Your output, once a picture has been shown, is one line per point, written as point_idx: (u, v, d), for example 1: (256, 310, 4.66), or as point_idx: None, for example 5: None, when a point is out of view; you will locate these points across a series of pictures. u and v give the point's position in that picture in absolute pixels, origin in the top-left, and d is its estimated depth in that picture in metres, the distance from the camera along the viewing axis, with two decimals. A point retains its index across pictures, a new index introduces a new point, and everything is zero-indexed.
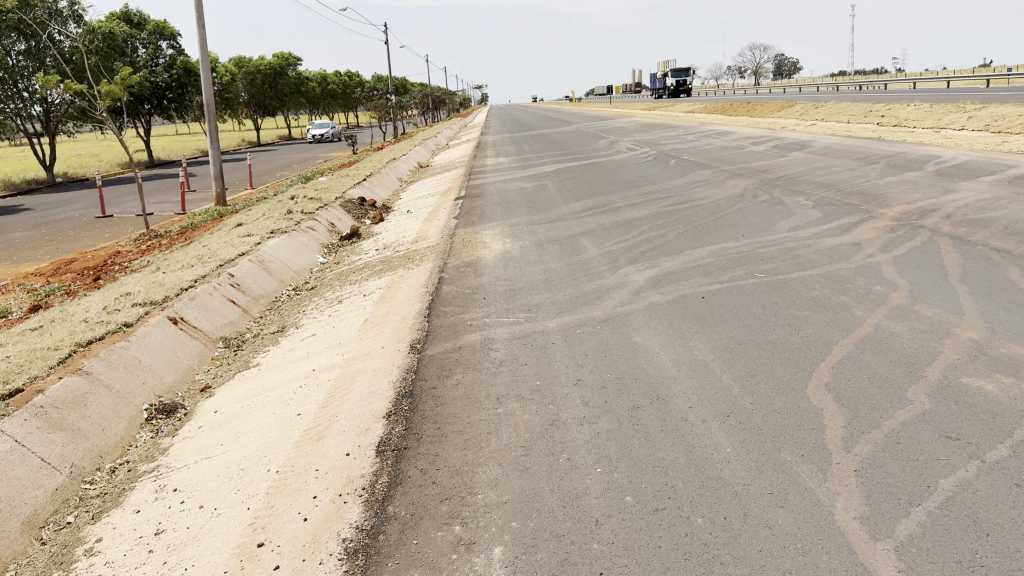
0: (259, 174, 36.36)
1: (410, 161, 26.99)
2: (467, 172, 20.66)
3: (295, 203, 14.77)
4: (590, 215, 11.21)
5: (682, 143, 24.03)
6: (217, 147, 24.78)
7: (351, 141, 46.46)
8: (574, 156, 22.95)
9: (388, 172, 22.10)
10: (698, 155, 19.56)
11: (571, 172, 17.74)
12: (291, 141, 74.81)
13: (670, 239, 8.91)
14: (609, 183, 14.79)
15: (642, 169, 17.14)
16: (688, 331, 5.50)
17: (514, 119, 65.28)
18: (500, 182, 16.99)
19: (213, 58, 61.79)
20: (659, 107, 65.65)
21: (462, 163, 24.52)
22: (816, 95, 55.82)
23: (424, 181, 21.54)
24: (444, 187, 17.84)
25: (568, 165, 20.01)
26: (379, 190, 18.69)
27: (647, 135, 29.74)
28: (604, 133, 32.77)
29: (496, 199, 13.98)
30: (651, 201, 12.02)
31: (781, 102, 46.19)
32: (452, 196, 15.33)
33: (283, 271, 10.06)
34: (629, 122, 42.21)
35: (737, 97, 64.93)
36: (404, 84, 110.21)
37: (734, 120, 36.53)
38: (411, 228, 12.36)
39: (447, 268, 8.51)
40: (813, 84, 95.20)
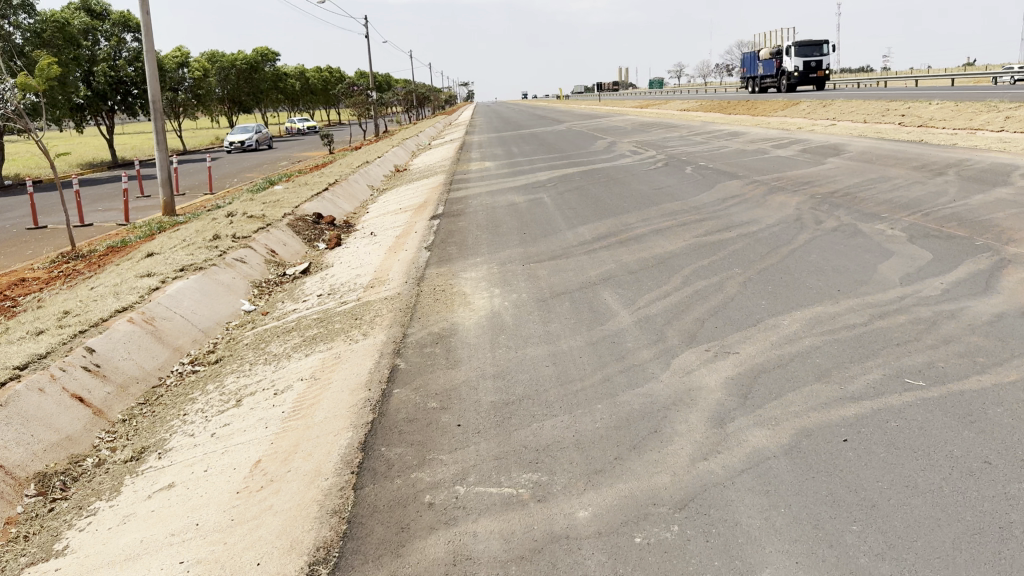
0: (223, 177, 33.37)
1: (386, 165, 24.06)
2: (449, 179, 17.81)
3: (230, 222, 11.87)
4: (606, 248, 8.46)
5: (691, 146, 21.28)
6: (165, 149, 21.80)
7: (327, 140, 43.58)
8: (571, 160, 20.17)
9: (357, 178, 19.23)
10: (717, 161, 16.84)
11: (569, 182, 14.94)
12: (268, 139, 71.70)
13: (732, 296, 6.17)
14: (619, 198, 12.04)
15: (655, 179, 14.40)
16: (864, 563, 2.72)
17: (501, 118, 62.11)
18: (485, 194, 14.20)
19: (183, 53, 58.59)
20: (651, 105, 63.28)
21: (443, 167, 21.68)
22: (821, 93, 52.93)
23: (399, 190, 18.63)
24: (419, 200, 14.92)
25: (565, 172, 17.22)
26: (342, 202, 15.80)
27: (649, 136, 26.94)
28: (600, 133, 30.08)
29: (481, 219, 11.18)
30: (681, 227, 9.29)
31: (789, 100, 43.22)
32: (428, 214, 12.45)
33: (181, 334, 7.23)
34: (625, 120, 39.70)
35: (736, 96, 61.99)
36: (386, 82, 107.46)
37: (739, 119, 33.96)
38: (371, 260, 9.52)
39: (406, 341, 5.68)
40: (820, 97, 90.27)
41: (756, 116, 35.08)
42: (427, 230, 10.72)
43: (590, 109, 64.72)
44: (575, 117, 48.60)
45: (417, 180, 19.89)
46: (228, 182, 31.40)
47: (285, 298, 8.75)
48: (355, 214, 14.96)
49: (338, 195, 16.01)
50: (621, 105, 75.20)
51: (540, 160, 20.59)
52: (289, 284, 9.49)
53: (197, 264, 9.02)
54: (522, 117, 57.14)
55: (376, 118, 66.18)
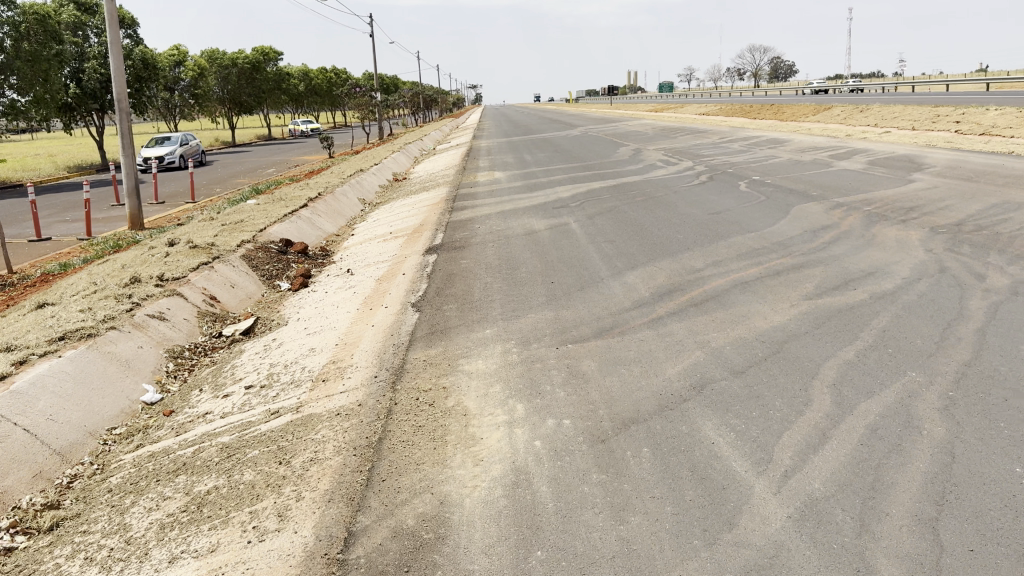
0: (210, 183, 30.76)
1: (383, 174, 21.33)
2: (453, 192, 15.08)
3: (165, 255, 9.11)
4: (677, 314, 5.75)
5: (731, 155, 18.59)
6: (130, 154, 19.13)
7: (327, 142, 41.01)
8: (594, 170, 17.51)
9: (347, 189, 16.48)
10: (773, 175, 14.14)
11: (599, 200, 12.23)
12: (269, 142, 69.07)
13: (943, 449, 3.47)
14: (671, 227, 9.33)
15: (706, 198, 11.68)
16: None
17: (512, 121, 59.42)
18: (497, 215, 11.50)
19: (179, 50, 56.03)
20: (667, 109, 60.35)
21: (447, 177, 18.93)
22: (852, 99, 50.01)
23: (395, 204, 15.87)
24: (416, 220, 12.15)
25: (592, 185, 14.52)
26: (324, 223, 13.05)
27: (678, 143, 24.19)
28: (620, 139, 27.38)
29: (493, 255, 8.47)
30: (777, 279, 6.58)
31: (818, 105, 40.42)
32: (424, 243, 9.65)
33: (9, 468, 4.44)
34: (643, 125, 36.93)
35: (760, 100, 59.08)
36: (392, 83, 104.91)
37: (772, 124, 31.13)
38: (338, 319, 6.75)
39: (351, 551, 2.95)
40: (854, 100, 84.40)
41: (790, 122, 32.28)
42: (421, 269, 7.97)
43: (605, 112, 61.94)
44: (590, 121, 45.89)
45: (417, 192, 17.14)
46: (215, 189, 28.77)
47: (208, 383, 5.99)
48: (337, 240, 12.20)
49: (319, 214, 13.27)
50: (634, 108, 72.36)
51: (557, 170, 17.93)
52: (223, 355, 6.74)
53: (85, 328, 6.27)
54: (534, 121, 54.44)
55: (381, 120, 63.50)
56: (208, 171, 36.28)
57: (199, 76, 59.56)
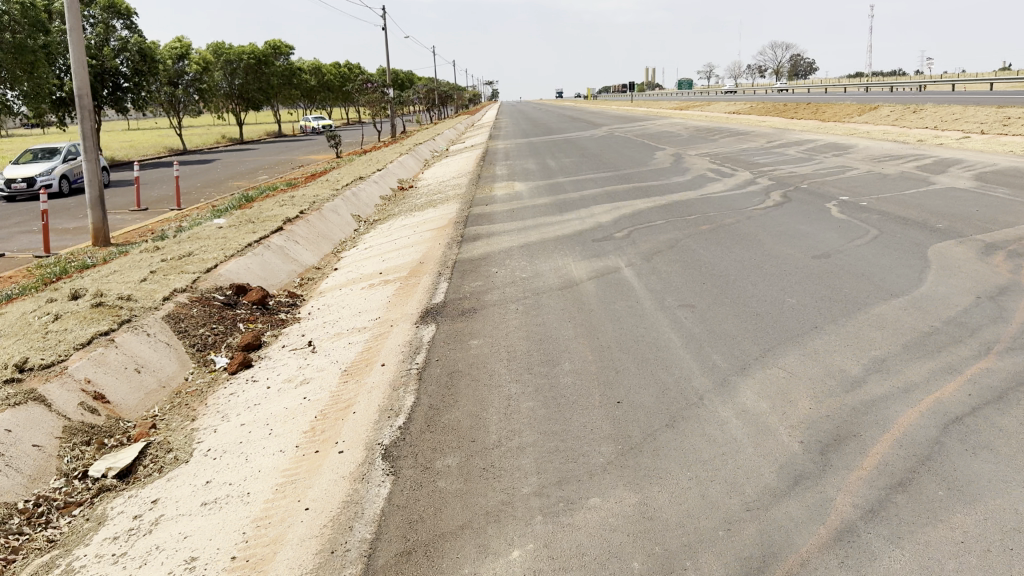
0: (204, 187, 28.27)
1: (387, 182, 18.65)
2: (465, 210, 12.32)
3: (53, 319, 6.43)
4: (873, 513, 3.06)
5: (792, 165, 15.72)
6: (94, 158, 16.29)
7: (333, 141, 38.52)
8: (633, 180, 14.72)
9: (339, 203, 13.81)
10: (863, 194, 11.35)
11: (652, 228, 9.48)
12: (278, 139, 66.72)
13: None
14: (770, 281, 6.60)
15: (794, 229, 8.91)
16: None
17: (530, 119, 56.49)
18: (519, 248, 8.80)
19: (183, 43, 53.64)
20: (691, 107, 57.38)
21: (459, 186, 16.21)
22: (896, 97, 46.65)
23: (395, 222, 13.13)
24: (416, 251, 9.40)
25: (637, 203, 11.76)
26: (302, 253, 10.36)
27: (721, 147, 21.30)
28: (653, 141, 24.63)
29: (518, 326, 5.76)
30: (1010, 413, 3.84)
31: (860, 104, 37.47)
32: (420, 297, 6.91)
33: None
34: (673, 125, 34.19)
35: (794, 98, 55.75)
36: (406, 79, 102.45)
37: (818, 125, 28.26)
38: (263, 466, 4.03)
39: None
40: (887, 99, 81.00)
41: (839, 123, 29.21)
42: (408, 356, 5.23)
43: (628, 110, 58.74)
44: (614, 120, 42.90)
45: (423, 206, 14.36)
46: (207, 194, 26.23)
47: None
48: (314, 278, 9.51)
49: (296, 242, 10.55)
50: (659, 105, 69.08)
51: (587, 181, 15.17)
52: (73, 524, 4.05)
53: None
54: (552, 119, 51.56)
55: (393, 118, 60.79)
56: (204, 174, 33.75)
57: (204, 71, 57.12)
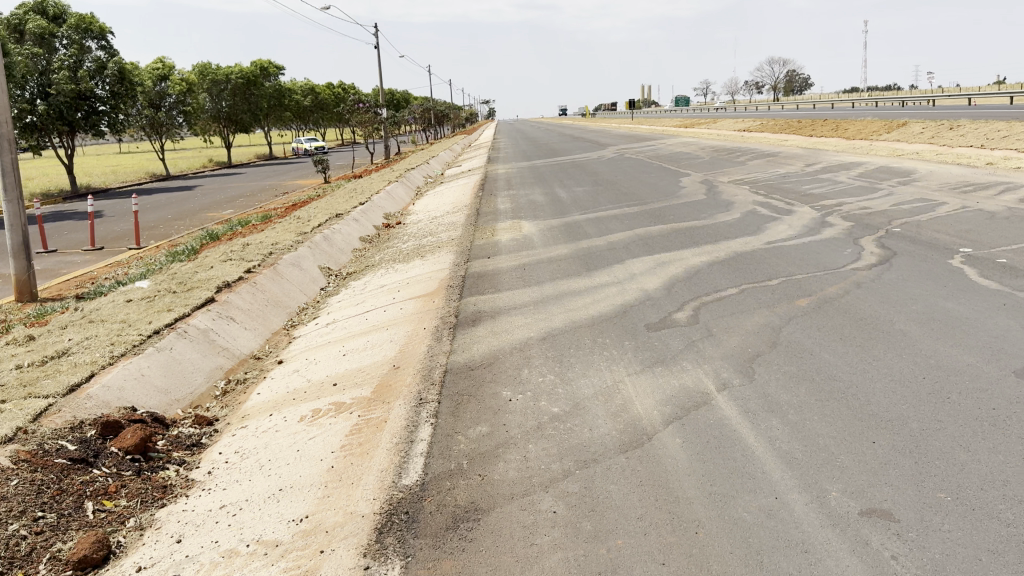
0: (174, 221, 25.56)
1: (370, 219, 15.84)
2: (460, 265, 9.48)
3: None
4: None
5: (858, 196, 12.87)
6: (15, 199, 13.26)
7: (320, 166, 35.87)
8: (668, 219, 11.90)
9: (303, 253, 11.00)
10: (988, 243, 8.52)
11: (727, 302, 6.66)
12: (267, 162, 64.13)
13: None
14: (990, 436, 3.80)
15: (939, 308, 6.08)
16: None
17: (530, 139, 53.96)
18: (540, 339, 5.98)
19: (165, 64, 51.11)
20: (698, 124, 54.98)
21: (454, 226, 13.41)
22: (919, 113, 43.94)
23: (371, 278, 10.28)
24: (391, 340, 6.55)
25: (687, 254, 8.93)
26: (235, 338, 7.53)
27: (754, 172, 18.51)
28: (673, 165, 21.90)
29: (563, 568, 2.93)
30: None
31: (886, 120, 34.85)
32: (383, 460, 4.07)
33: None
34: (687, 144, 31.54)
35: (807, 115, 53.11)
36: (402, 100, 100.26)
37: (852, 143, 25.55)
38: None
39: None
40: (896, 115, 78.68)
41: (873, 142, 26.46)
42: None
43: (631, 129, 55.99)
44: (620, 140, 40.18)
45: (408, 254, 11.51)
46: (174, 229, 23.45)
47: None
48: (245, 382, 6.67)
49: (228, 322, 7.71)
50: (663, 123, 66.41)
51: (610, 219, 12.36)
52: None
53: None
54: (554, 139, 48.88)
55: (386, 139, 58.23)
56: (180, 205, 31.07)
57: (187, 92, 54.58)
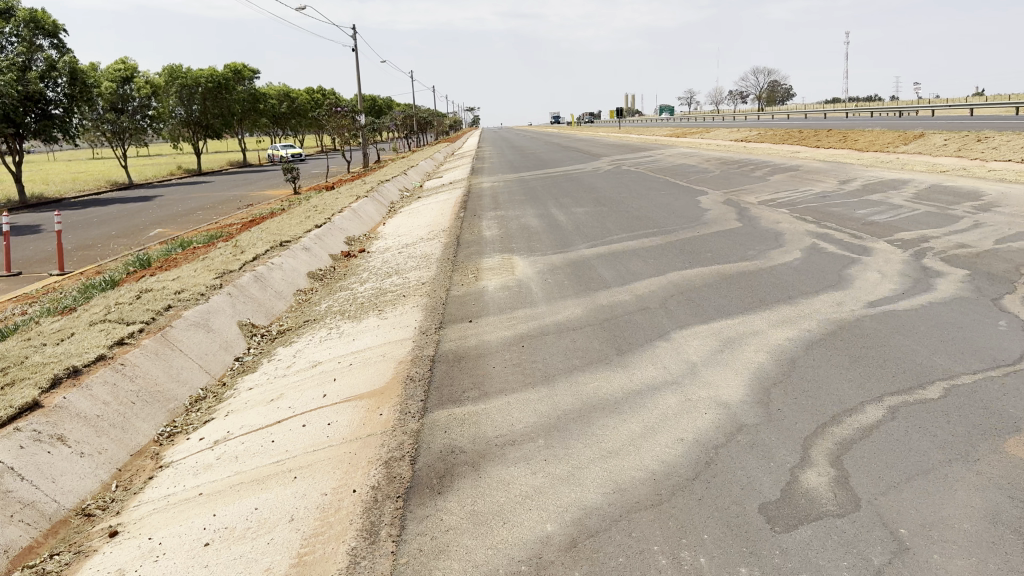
0: (116, 240, 22.51)
1: (325, 247, 12.88)
2: (427, 331, 6.56)
3: None
4: None
5: (940, 227, 10.11)
6: None
7: (291, 174, 32.91)
8: (707, 256, 9.06)
9: (218, 308, 8.07)
10: None
11: (881, 446, 3.83)
12: (240, 169, 60.93)
13: None
14: None
15: None
16: None
17: (517, 148, 51.25)
18: (564, 539, 3.12)
19: (127, 65, 47.89)
20: (692, 133, 52.51)
21: (427, 259, 10.50)
22: (929, 122, 41.51)
23: (303, 345, 7.34)
24: (290, 516, 3.67)
25: (759, 322, 6.09)
26: (56, 479, 4.62)
27: (783, 189, 15.79)
28: (685, 180, 19.16)
29: None
30: None
31: (900, 131, 32.39)
32: None
33: None
34: (691, 156, 28.88)
35: (806, 125, 50.69)
36: (383, 106, 97.33)
37: (879, 156, 22.91)
38: None
39: None
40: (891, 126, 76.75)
41: (900, 154, 23.85)
42: None
43: (621, 138, 53.28)
44: (614, 150, 37.42)
45: (362, 304, 8.57)
46: (109, 251, 20.34)
47: None
48: None
49: (51, 448, 4.78)
50: (655, 131, 63.73)
51: (628, 256, 9.50)
52: None
53: None
54: (540, 148, 46.04)
55: (366, 146, 55.26)
56: (131, 220, 27.99)
57: (153, 95, 51.22)
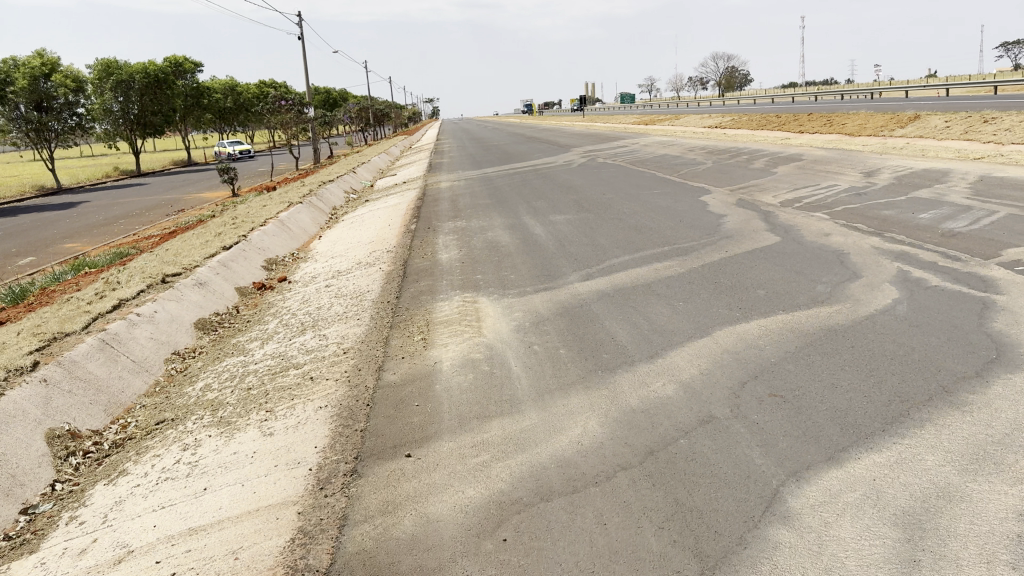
0: (10, 260, 19.10)
1: (231, 278, 9.83)
2: (330, 480, 3.66)
3: None
4: None
5: None
6: None
7: (228, 175, 29.57)
8: (761, 295, 6.26)
9: (12, 413, 5.06)
10: None
11: None
12: (184, 168, 57.01)
13: None
14: None
15: None
16: None
17: (479, 140, 48.21)
18: None
19: (51, 59, 43.82)
20: (662, 121, 50.03)
21: (360, 300, 7.58)
22: (913, 103, 39.21)
23: (130, 490, 4.38)
24: None
25: (939, 465, 3.31)
26: None
27: (802, 184, 13.14)
28: (676, 176, 16.44)
29: None
30: None
31: (889, 115, 30.11)
32: None
33: None
34: (671, 145, 26.23)
35: (780, 109, 48.31)
36: (338, 99, 93.44)
37: (885, 142, 20.43)
38: None
39: None
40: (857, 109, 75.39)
41: (906, 139, 21.42)
42: None
43: (588, 128, 50.33)
44: (584, 140, 34.53)
45: (249, 387, 5.61)
46: None
47: None
48: None
49: None
50: (622, 119, 61.26)
51: (646, 294, 6.66)
52: None
53: None
54: (503, 140, 42.89)
55: (318, 141, 51.81)
56: (41, 232, 24.46)
57: (81, 91, 47.10)
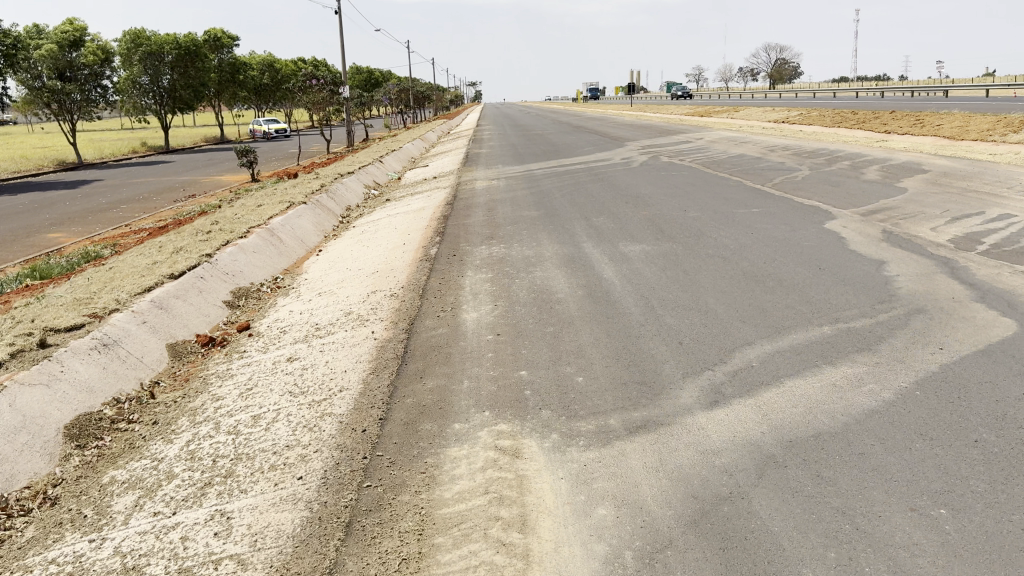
0: None
1: (169, 329, 6.84)
2: None
3: None
4: None
5: None
6: None
7: (246, 159, 26.76)
8: None
9: None
10: None
11: None
12: (215, 146, 54.63)
13: None
14: None
15: None
16: None
17: (523, 128, 44.93)
18: None
19: (78, 25, 41.43)
20: (720, 114, 46.24)
21: (323, 410, 4.51)
22: (1010, 103, 34.82)
23: None
24: None
25: None
26: None
27: (961, 210, 9.77)
28: (771, 187, 13.09)
29: None
30: None
31: (994, 116, 26.24)
32: None
33: None
34: (745, 143, 22.76)
35: (853, 105, 43.90)
36: (379, 79, 90.71)
37: (1018, 152, 16.79)
38: None
39: None
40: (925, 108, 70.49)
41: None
42: None
43: (641, 118, 46.75)
44: (639, 133, 30.94)
45: None
46: None
47: None
48: None
49: None
50: (676, 110, 57.47)
51: (851, 466, 3.43)
52: None
53: None
54: (547, 129, 39.32)
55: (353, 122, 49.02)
56: (32, 217, 21.84)
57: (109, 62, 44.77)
